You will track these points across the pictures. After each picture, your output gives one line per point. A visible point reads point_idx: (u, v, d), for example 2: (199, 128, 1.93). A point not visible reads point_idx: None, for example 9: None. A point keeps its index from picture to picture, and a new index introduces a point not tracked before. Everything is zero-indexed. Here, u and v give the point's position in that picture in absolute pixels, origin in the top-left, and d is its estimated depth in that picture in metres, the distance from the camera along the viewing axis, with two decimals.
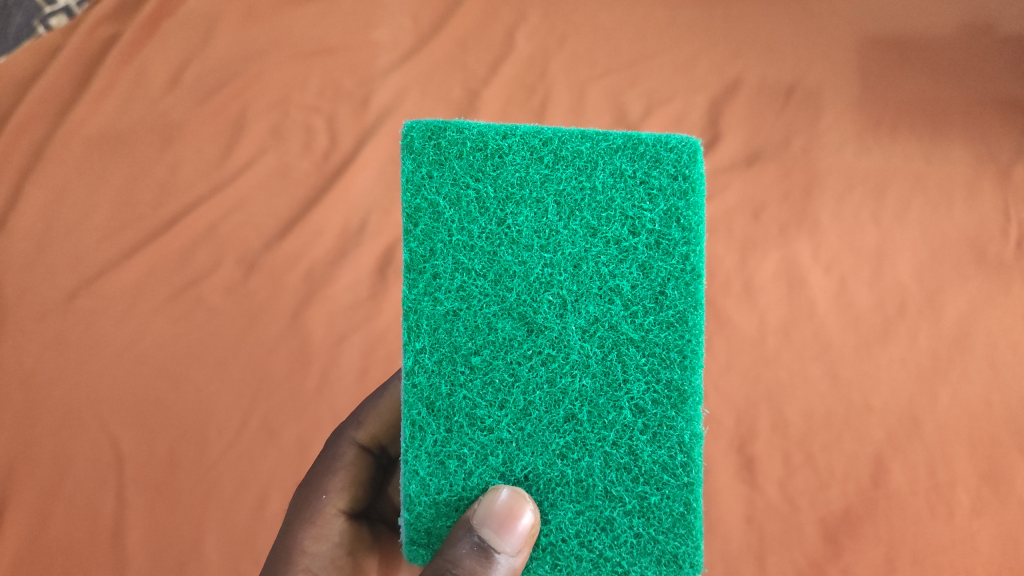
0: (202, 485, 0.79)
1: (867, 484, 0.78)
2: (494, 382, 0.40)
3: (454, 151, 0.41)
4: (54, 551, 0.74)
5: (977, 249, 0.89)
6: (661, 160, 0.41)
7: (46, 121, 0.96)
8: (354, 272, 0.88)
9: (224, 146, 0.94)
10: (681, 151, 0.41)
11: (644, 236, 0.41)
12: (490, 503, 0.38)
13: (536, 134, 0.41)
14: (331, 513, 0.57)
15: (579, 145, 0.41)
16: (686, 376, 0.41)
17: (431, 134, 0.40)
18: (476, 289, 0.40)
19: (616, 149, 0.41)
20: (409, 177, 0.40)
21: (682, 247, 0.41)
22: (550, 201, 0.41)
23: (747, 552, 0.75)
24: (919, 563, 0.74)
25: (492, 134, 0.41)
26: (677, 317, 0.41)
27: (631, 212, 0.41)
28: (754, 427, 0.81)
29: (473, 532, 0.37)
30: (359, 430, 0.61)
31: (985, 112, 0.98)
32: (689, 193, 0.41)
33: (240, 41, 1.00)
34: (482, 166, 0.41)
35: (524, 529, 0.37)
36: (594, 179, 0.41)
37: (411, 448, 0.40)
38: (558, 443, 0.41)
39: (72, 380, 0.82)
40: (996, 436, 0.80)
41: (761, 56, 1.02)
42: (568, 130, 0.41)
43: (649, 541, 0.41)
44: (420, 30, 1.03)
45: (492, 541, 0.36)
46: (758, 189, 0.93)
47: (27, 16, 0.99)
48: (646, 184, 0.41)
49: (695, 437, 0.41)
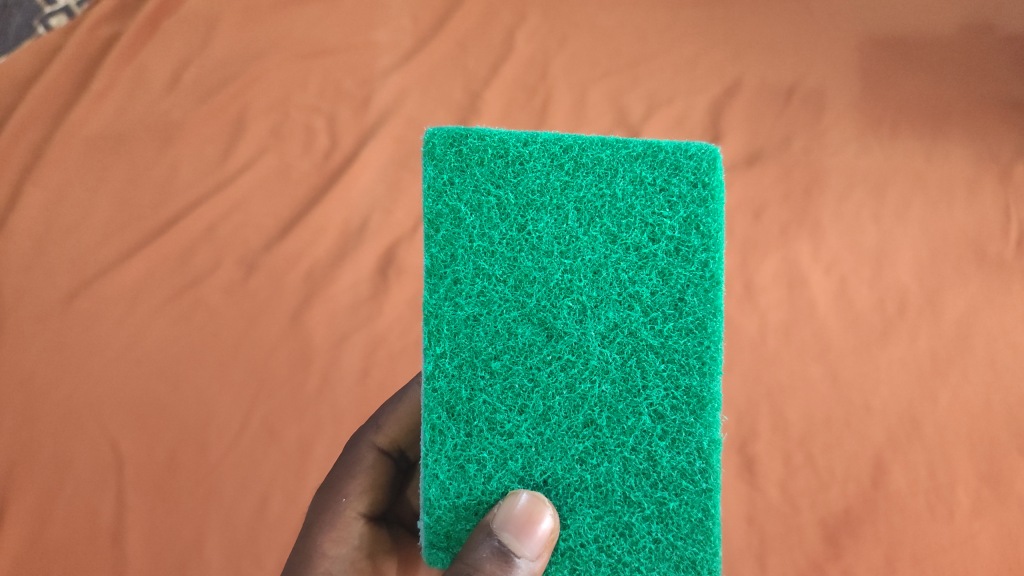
0: (203, 485, 0.79)
1: (866, 485, 0.78)
2: (514, 387, 0.40)
3: (475, 157, 0.41)
4: (54, 552, 0.74)
5: (977, 249, 0.89)
6: (681, 167, 0.41)
7: (45, 121, 0.96)
8: (355, 273, 0.88)
9: (225, 146, 0.94)
10: (701, 159, 0.41)
11: (664, 242, 0.41)
12: (509, 508, 0.38)
13: (557, 141, 0.41)
14: (350, 516, 0.57)
15: (600, 151, 0.41)
16: (706, 383, 0.41)
17: (452, 140, 0.40)
18: (496, 294, 0.40)
19: (636, 156, 0.41)
20: (430, 183, 0.40)
21: (702, 254, 0.41)
22: (570, 207, 0.41)
23: (747, 552, 0.75)
24: (919, 564, 0.74)
25: (512, 140, 0.41)
26: (697, 323, 0.41)
27: (652, 218, 0.41)
28: (755, 428, 0.81)
29: (493, 536, 0.37)
30: (379, 433, 0.61)
31: (985, 112, 0.98)
32: (710, 200, 0.41)
33: (240, 41, 1.00)
34: (502, 172, 0.41)
35: (543, 534, 0.37)
36: (614, 186, 0.41)
37: (430, 452, 0.40)
38: (577, 449, 0.41)
39: (73, 381, 0.82)
40: (996, 437, 0.80)
41: (761, 56, 1.02)
42: (588, 136, 0.41)
43: (668, 547, 0.41)
44: (421, 30, 1.03)
45: (512, 546, 0.36)
46: (758, 190, 0.93)
47: (26, 16, 0.99)
48: (667, 191, 0.41)
49: (714, 444, 0.40)
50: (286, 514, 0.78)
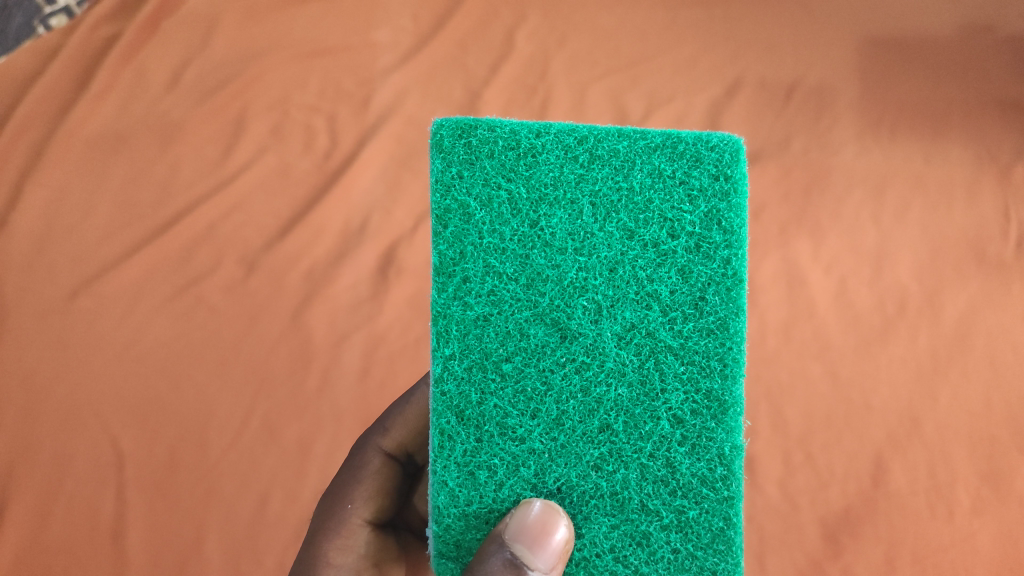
0: (203, 484, 0.79)
1: (867, 484, 0.78)
2: (526, 390, 0.40)
3: (485, 150, 0.41)
4: (54, 552, 0.74)
5: (977, 249, 0.89)
6: (702, 160, 0.41)
7: (45, 121, 0.96)
8: (355, 273, 0.88)
9: (225, 145, 0.95)
10: (723, 150, 0.41)
11: (683, 240, 0.41)
12: (522, 518, 0.38)
13: (572, 133, 0.41)
14: (356, 523, 0.56)
15: (616, 143, 0.41)
16: (727, 386, 0.41)
17: (461, 132, 0.40)
18: (508, 293, 0.40)
19: (655, 148, 0.41)
20: (438, 177, 0.40)
21: (723, 251, 0.41)
22: (584, 202, 0.41)
23: (747, 551, 0.76)
24: (919, 563, 0.74)
25: (525, 132, 0.41)
26: (718, 324, 0.41)
27: (671, 213, 0.41)
28: (755, 426, 0.81)
29: (505, 548, 0.37)
30: (385, 437, 0.61)
31: (984, 112, 0.98)
32: (731, 195, 0.41)
33: (240, 40, 1.00)
34: (514, 166, 0.41)
35: (557, 545, 0.37)
36: (631, 179, 0.41)
37: (439, 459, 0.40)
38: (593, 455, 0.41)
39: (73, 380, 0.82)
40: (996, 436, 0.80)
41: (760, 56, 1.02)
42: (604, 128, 0.41)
43: (687, 557, 0.41)
44: (421, 30, 1.03)
45: (526, 558, 0.36)
46: (758, 189, 0.94)
47: (26, 15, 0.99)
48: (687, 184, 0.41)
49: (736, 449, 0.41)
50: (287, 514, 0.78)
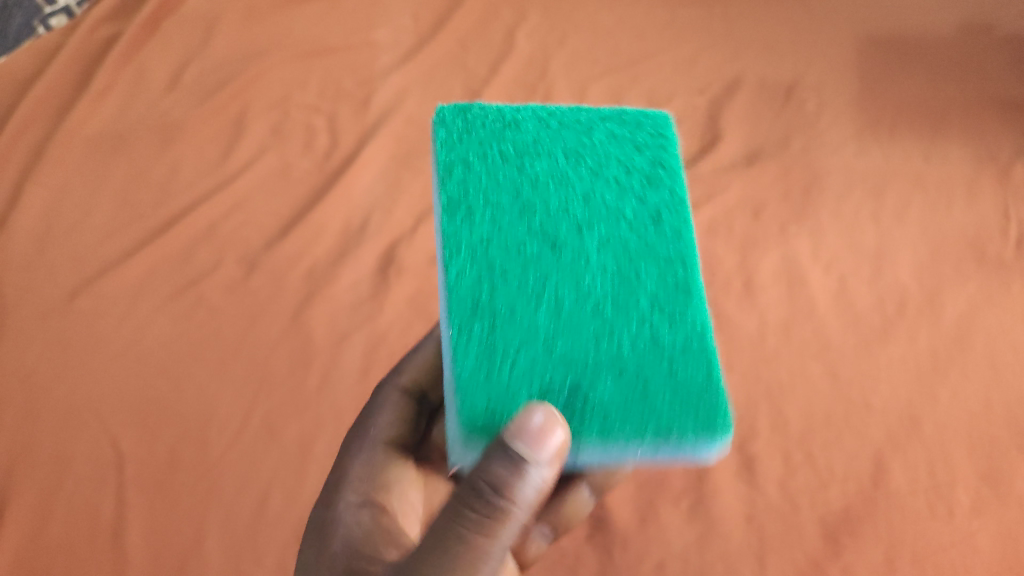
0: (204, 484, 0.77)
1: (867, 484, 0.75)
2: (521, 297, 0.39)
3: (478, 122, 0.44)
4: (54, 552, 0.73)
5: (977, 248, 0.89)
6: (641, 126, 0.46)
7: (45, 121, 0.98)
8: (355, 272, 0.88)
9: (225, 146, 0.96)
10: (655, 121, 0.46)
11: (637, 173, 0.43)
12: (522, 422, 0.34)
13: (544, 111, 0.46)
14: (378, 443, 0.57)
15: (576, 116, 0.46)
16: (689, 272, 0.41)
17: (460, 113, 0.45)
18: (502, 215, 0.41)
19: (604, 118, 0.46)
20: (440, 142, 0.43)
21: (669, 181, 0.43)
22: (559, 151, 0.44)
23: (748, 551, 0.71)
24: (920, 564, 0.71)
25: (509, 110, 0.45)
26: (676, 231, 0.42)
27: (626, 159, 0.44)
28: (754, 426, 0.78)
29: (506, 447, 0.35)
30: (402, 376, 0.62)
31: (985, 111, 0.98)
32: (666, 145, 0.45)
33: (240, 43, 1.05)
34: (501, 129, 0.44)
35: (556, 444, 0.35)
36: (592, 137, 0.45)
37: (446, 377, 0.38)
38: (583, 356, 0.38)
39: (73, 381, 0.82)
40: (997, 436, 0.78)
41: (760, 55, 1.04)
42: (564, 108, 0.46)
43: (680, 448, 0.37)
44: (420, 30, 1.07)
45: (526, 451, 0.34)
46: (758, 187, 0.93)
47: (26, 16, 1.05)
48: (633, 141, 0.45)
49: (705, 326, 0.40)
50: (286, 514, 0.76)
